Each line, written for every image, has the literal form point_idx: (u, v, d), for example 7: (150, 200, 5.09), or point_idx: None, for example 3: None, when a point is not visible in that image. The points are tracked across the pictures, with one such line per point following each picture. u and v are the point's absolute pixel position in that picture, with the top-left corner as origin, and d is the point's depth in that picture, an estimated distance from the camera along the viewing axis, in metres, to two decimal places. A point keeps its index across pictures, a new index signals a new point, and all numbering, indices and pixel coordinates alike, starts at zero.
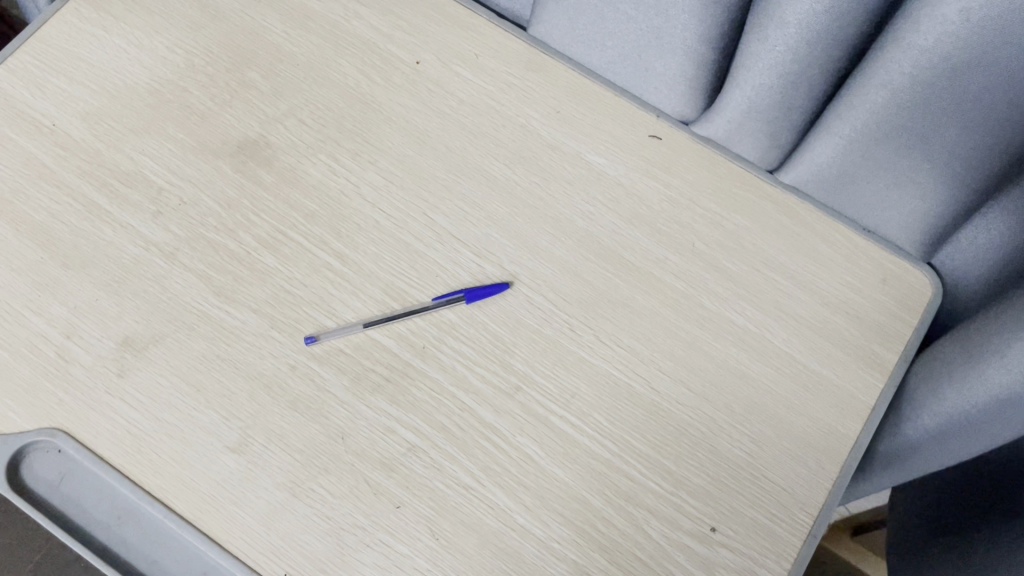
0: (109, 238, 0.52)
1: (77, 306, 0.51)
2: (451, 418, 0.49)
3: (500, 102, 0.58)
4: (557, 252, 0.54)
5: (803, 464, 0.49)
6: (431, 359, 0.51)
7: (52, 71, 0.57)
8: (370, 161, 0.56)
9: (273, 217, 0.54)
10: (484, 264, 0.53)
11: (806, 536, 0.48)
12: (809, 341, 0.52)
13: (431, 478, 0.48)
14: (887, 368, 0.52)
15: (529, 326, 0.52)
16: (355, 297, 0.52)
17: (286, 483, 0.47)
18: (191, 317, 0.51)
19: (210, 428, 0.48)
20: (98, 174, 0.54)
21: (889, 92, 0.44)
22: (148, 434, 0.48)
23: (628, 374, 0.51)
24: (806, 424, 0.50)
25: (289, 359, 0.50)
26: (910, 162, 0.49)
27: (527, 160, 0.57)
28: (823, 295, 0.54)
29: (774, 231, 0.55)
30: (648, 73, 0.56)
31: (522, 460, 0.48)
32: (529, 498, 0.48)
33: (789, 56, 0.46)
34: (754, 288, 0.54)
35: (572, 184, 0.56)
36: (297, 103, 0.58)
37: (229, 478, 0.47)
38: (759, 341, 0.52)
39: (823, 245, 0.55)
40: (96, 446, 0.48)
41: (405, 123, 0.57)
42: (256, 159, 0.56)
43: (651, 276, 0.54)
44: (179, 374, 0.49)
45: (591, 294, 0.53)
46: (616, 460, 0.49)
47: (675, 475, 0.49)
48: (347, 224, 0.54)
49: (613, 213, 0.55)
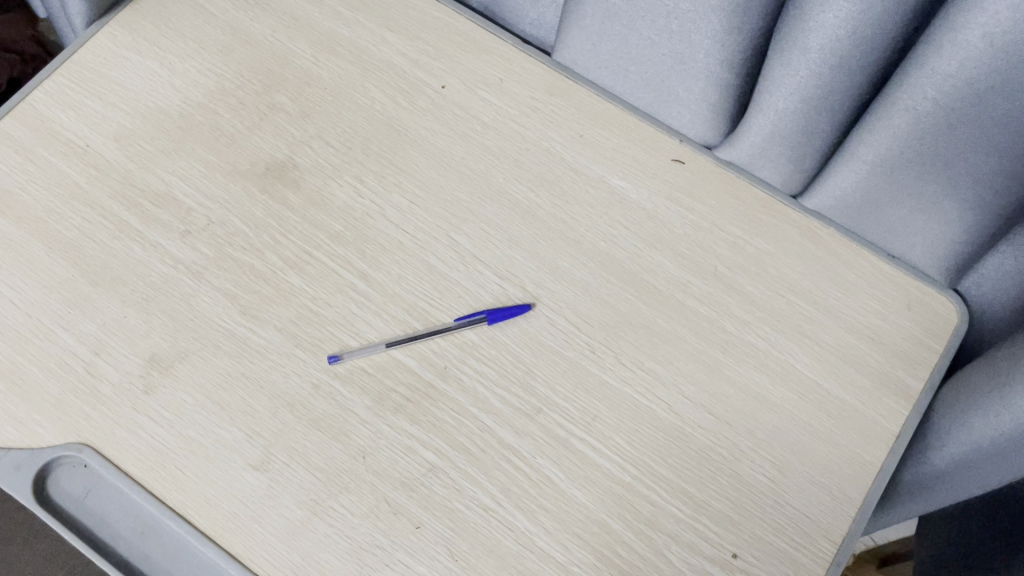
0: (138, 256, 0.53)
1: (106, 323, 0.52)
2: (471, 438, 0.49)
3: (524, 126, 0.59)
4: (579, 274, 0.54)
5: (826, 490, 0.49)
6: (452, 380, 0.51)
7: (88, 94, 0.58)
8: (395, 184, 0.57)
9: (298, 238, 0.55)
10: (506, 285, 0.54)
11: (829, 565, 0.47)
12: (833, 367, 0.52)
13: (451, 499, 0.48)
14: (914, 396, 0.51)
15: (550, 347, 0.52)
16: (378, 317, 0.52)
17: (307, 501, 0.48)
18: (216, 335, 0.51)
19: (233, 446, 0.49)
20: (129, 194, 0.55)
21: (912, 117, 0.44)
22: (172, 450, 0.49)
23: (650, 398, 0.51)
24: (829, 451, 0.50)
25: (312, 378, 0.50)
26: (934, 188, 0.49)
27: (550, 183, 0.57)
28: (847, 320, 0.53)
29: (797, 256, 0.55)
30: (671, 98, 0.57)
31: (542, 482, 0.48)
32: (548, 520, 0.48)
33: (811, 81, 0.46)
34: (778, 314, 0.53)
35: (595, 207, 0.56)
36: (324, 125, 0.59)
37: (251, 495, 0.48)
38: (781, 366, 0.52)
39: (848, 271, 0.55)
40: (121, 462, 0.48)
41: (430, 146, 0.58)
42: (284, 181, 0.56)
43: (673, 299, 0.54)
44: (203, 392, 0.50)
45: (613, 316, 0.53)
46: (636, 484, 0.49)
47: (696, 500, 0.49)
48: (370, 245, 0.55)
49: (635, 237, 0.55)
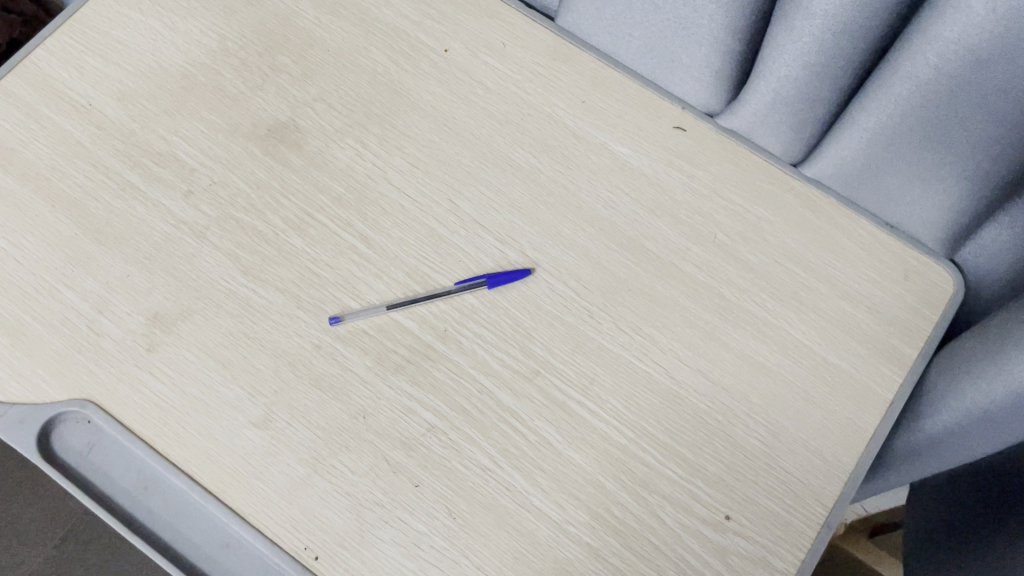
0: (141, 216, 0.54)
1: (110, 281, 0.52)
2: (471, 400, 0.50)
3: (526, 91, 0.59)
4: (579, 240, 0.54)
5: (818, 455, 0.50)
6: (451, 342, 0.51)
7: (90, 53, 0.58)
8: (397, 147, 0.57)
9: (301, 199, 0.55)
10: (506, 250, 0.54)
11: (820, 528, 0.48)
12: (829, 335, 0.52)
13: (449, 459, 0.49)
14: (908, 364, 0.52)
15: (549, 312, 0.52)
16: (379, 280, 0.53)
17: (308, 459, 0.48)
18: (218, 294, 0.52)
19: (235, 404, 0.49)
20: (131, 153, 0.55)
21: (915, 84, 0.44)
22: (175, 407, 0.49)
23: (648, 363, 0.51)
24: (822, 417, 0.51)
25: (313, 338, 0.51)
26: (934, 157, 0.49)
27: (552, 149, 0.57)
28: (844, 289, 0.54)
29: (797, 224, 0.55)
30: (674, 64, 0.57)
31: (540, 444, 0.49)
32: (544, 480, 0.49)
33: (814, 47, 0.46)
34: (776, 281, 0.54)
35: (596, 173, 0.56)
36: (326, 88, 0.58)
37: (253, 452, 0.49)
38: (778, 332, 0.52)
39: (846, 240, 0.55)
40: (124, 418, 0.49)
41: (432, 110, 0.58)
42: (286, 143, 0.56)
43: (672, 265, 0.54)
44: (206, 350, 0.51)
45: (612, 281, 0.53)
46: (632, 446, 0.49)
47: (691, 463, 0.49)
48: (372, 208, 0.55)
49: (635, 203, 0.55)
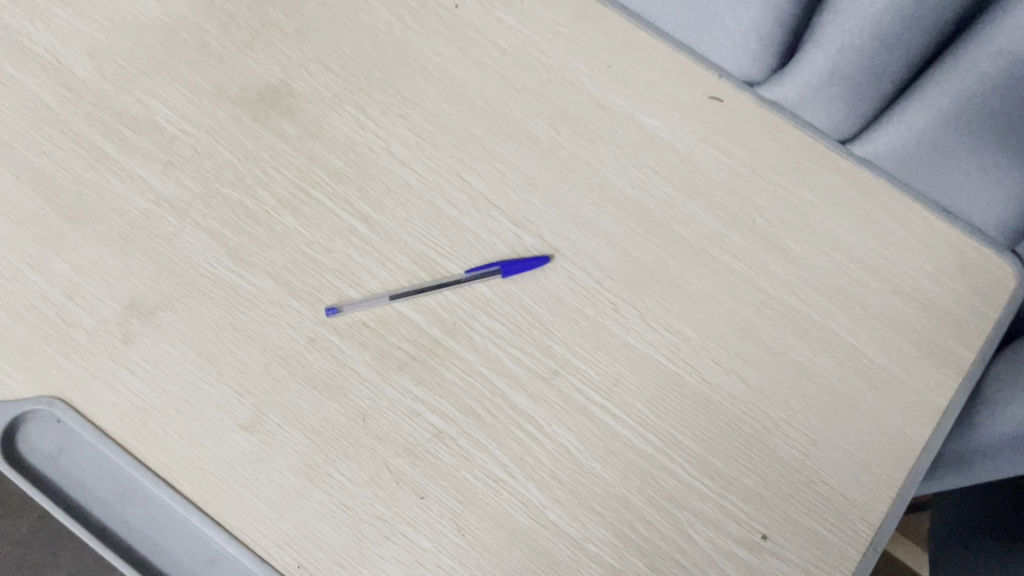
0: (116, 190, 0.48)
1: (80, 263, 0.47)
2: (482, 403, 0.45)
3: (545, 54, 0.52)
4: (604, 224, 0.49)
5: (865, 469, 0.45)
6: (461, 337, 0.46)
7: (58, 2, 0.52)
8: (402, 116, 0.51)
9: (294, 173, 0.49)
10: (523, 234, 0.48)
11: (866, 550, 0.44)
12: (877, 335, 0.47)
13: (458, 468, 0.44)
14: (964, 370, 0.47)
15: (570, 304, 0.47)
16: (381, 266, 0.47)
17: (301, 467, 0.44)
18: (203, 280, 0.47)
19: (221, 404, 0.45)
20: (104, 119, 0.50)
21: (1012, 56, 0.38)
22: (155, 407, 0.45)
23: (677, 364, 0.46)
24: (869, 426, 0.46)
25: (308, 331, 0.46)
26: (1018, 139, 0.43)
27: (574, 121, 0.51)
28: (895, 283, 0.48)
29: (844, 209, 0.49)
30: (714, 28, 0.49)
31: (558, 452, 0.45)
32: (563, 493, 0.44)
33: (890, 13, 0.40)
34: (820, 273, 0.48)
35: (621, 149, 0.50)
36: (322, 47, 0.52)
37: (240, 458, 0.44)
38: (822, 330, 0.47)
39: (898, 227, 0.49)
40: (98, 419, 0.45)
41: (441, 75, 0.51)
42: (277, 110, 0.50)
43: (706, 254, 0.49)
44: (188, 342, 0.46)
45: (639, 271, 0.48)
46: (660, 456, 0.45)
47: (725, 477, 0.45)
48: (374, 184, 0.49)
49: (667, 182, 0.50)
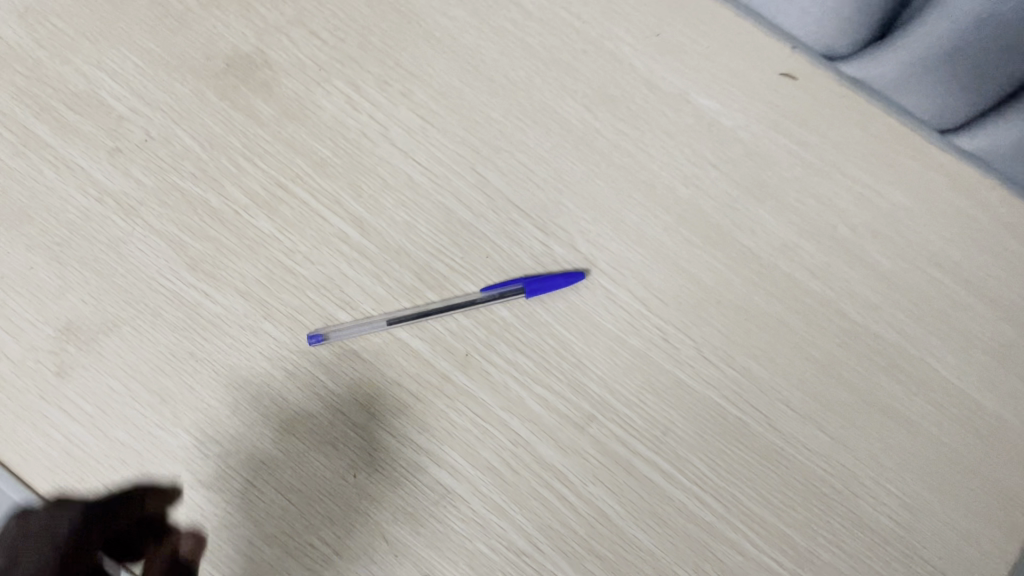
0: (50, 183, 0.39)
1: (5, 275, 0.38)
2: (501, 456, 0.37)
3: (581, 17, 0.42)
4: (652, 232, 0.40)
5: (967, 537, 0.37)
6: (475, 373, 0.38)
7: None
8: (403, 93, 0.41)
9: (270, 165, 0.40)
10: (552, 244, 0.39)
11: None
12: (985, 373, 0.39)
13: (472, 538, 0.36)
14: None
15: (609, 333, 0.38)
16: (377, 283, 0.39)
17: (276, 535, 0.36)
18: (158, 298, 0.38)
19: (176, 455, 0.36)
20: (36, 93, 0.40)
21: None
22: (94, 459, 0.36)
23: (740, 409, 0.38)
24: (976, 487, 0.37)
25: (286, 364, 0.37)
26: None
27: (615, 102, 0.41)
28: (1006, 309, 0.39)
29: (943, 216, 0.40)
30: None
31: (593, 518, 0.37)
32: (599, 568, 0.36)
33: None
34: (915, 296, 0.39)
35: (673, 137, 0.41)
36: (305, 5, 0.42)
37: (200, 524, 0.35)
38: (918, 367, 0.39)
39: (1011, 240, 0.40)
40: (22, 472, 0.36)
41: (452, 42, 0.41)
42: (250, 85, 0.41)
43: (777, 271, 0.40)
44: (138, 377, 0.37)
45: (694, 292, 0.39)
46: (718, 523, 0.37)
47: (800, 550, 0.37)
48: (368, 179, 0.40)
49: (729, 180, 0.40)
